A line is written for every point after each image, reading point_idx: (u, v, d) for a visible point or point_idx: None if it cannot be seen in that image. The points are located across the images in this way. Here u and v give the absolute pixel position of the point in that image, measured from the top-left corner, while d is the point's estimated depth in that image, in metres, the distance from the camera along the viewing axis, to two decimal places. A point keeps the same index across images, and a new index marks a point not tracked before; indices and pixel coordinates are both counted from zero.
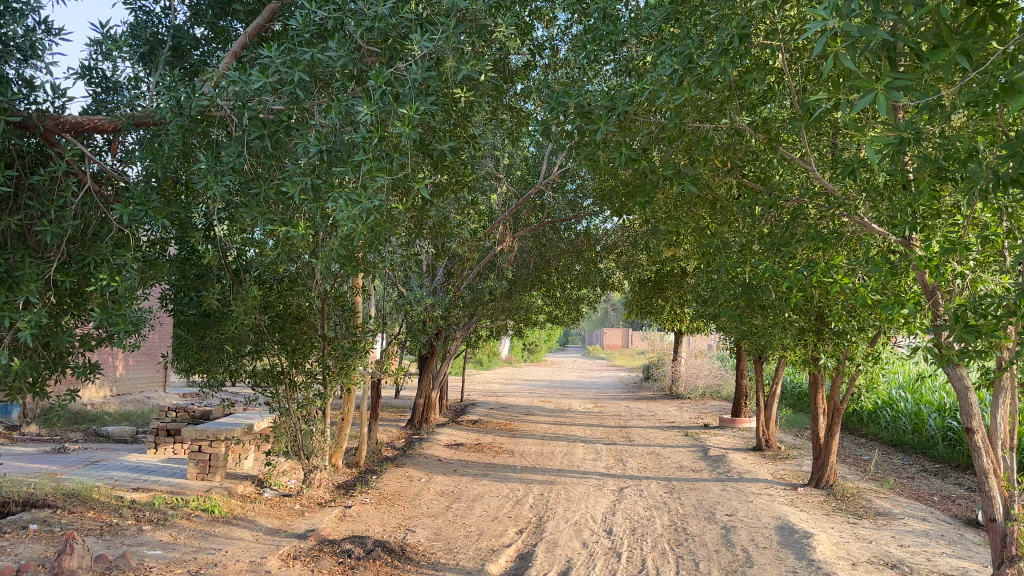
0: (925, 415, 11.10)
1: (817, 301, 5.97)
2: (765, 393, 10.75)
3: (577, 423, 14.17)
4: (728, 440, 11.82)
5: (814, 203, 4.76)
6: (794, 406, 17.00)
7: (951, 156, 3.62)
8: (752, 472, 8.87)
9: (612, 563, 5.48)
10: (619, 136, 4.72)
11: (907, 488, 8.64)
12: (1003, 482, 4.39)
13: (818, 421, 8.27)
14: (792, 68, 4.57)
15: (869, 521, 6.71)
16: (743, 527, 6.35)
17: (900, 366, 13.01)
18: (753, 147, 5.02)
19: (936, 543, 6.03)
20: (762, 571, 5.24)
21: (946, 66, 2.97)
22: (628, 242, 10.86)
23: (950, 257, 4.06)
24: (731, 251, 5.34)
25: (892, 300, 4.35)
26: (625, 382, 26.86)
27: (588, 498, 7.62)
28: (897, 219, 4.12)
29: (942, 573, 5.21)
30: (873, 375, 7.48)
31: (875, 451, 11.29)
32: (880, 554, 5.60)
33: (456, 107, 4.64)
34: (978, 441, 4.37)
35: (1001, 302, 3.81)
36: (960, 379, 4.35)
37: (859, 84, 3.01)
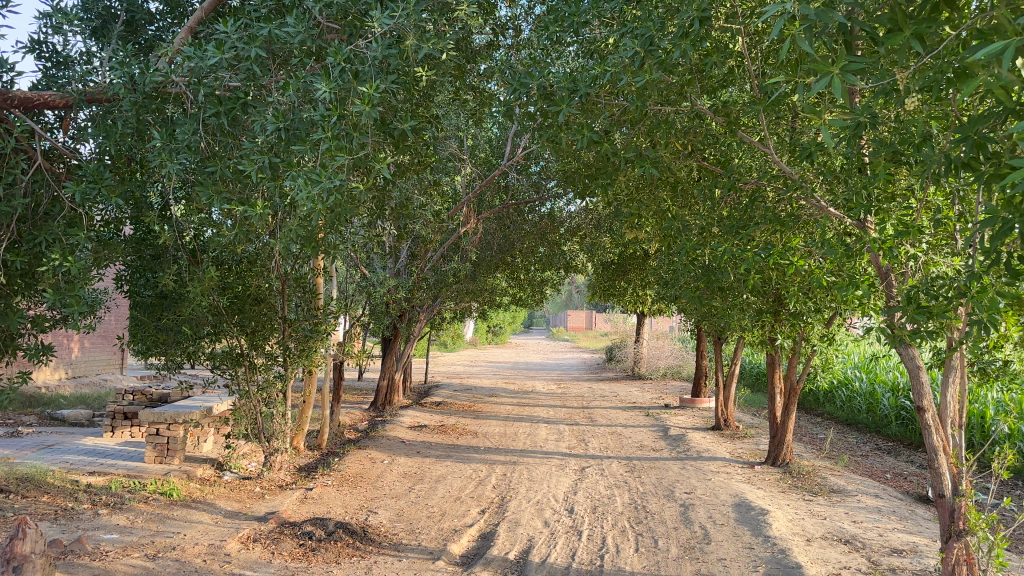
0: (879, 395, 11.35)
1: (774, 283, 6.03)
2: (724, 374, 10.89)
3: (540, 404, 14.26)
4: (688, 419, 11.98)
5: (773, 186, 4.82)
6: (752, 386, 17.32)
7: (905, 140, 3.68)
8: (710, 451, 9.02)
9: (572, 541, 5.54)
10: (581, 118, 4.71)
11: (861, 465, 8.86)
12: (952, 460, 4.50)
13: (776, 400, 8.39)
14: (752, 52, 4.59)
15: (824, 498, 6.86)
16: (701, 505, 6.46)
17: (856, 347, 13.28)
18: (713, 130, 5.05)
19: (888, 519, 6.19)
20: (720, 548, 5.34)
21: (900, 51, 3.02)
22: (592, 224, 10.86)
23: (903, 240, 4.14)
24: (692, 233, 5.35)
25: (847, 281, 4.42)
26: (587, 363, 27.17)
27: (550, 478, 7.69)
28: (853, 202, 4.18)
29: (893, 548, 5.34)
30: (829, 355, 7.63)
31: (830, 430, 11.56)
32: (833, 530, 5.72)
33: (417, 87, 4.58)
34: (928, 419, 4.47)
35: (951, 285, 3.89)
36: (912, 359, 4.44)
37: (815, 68, 3.04)
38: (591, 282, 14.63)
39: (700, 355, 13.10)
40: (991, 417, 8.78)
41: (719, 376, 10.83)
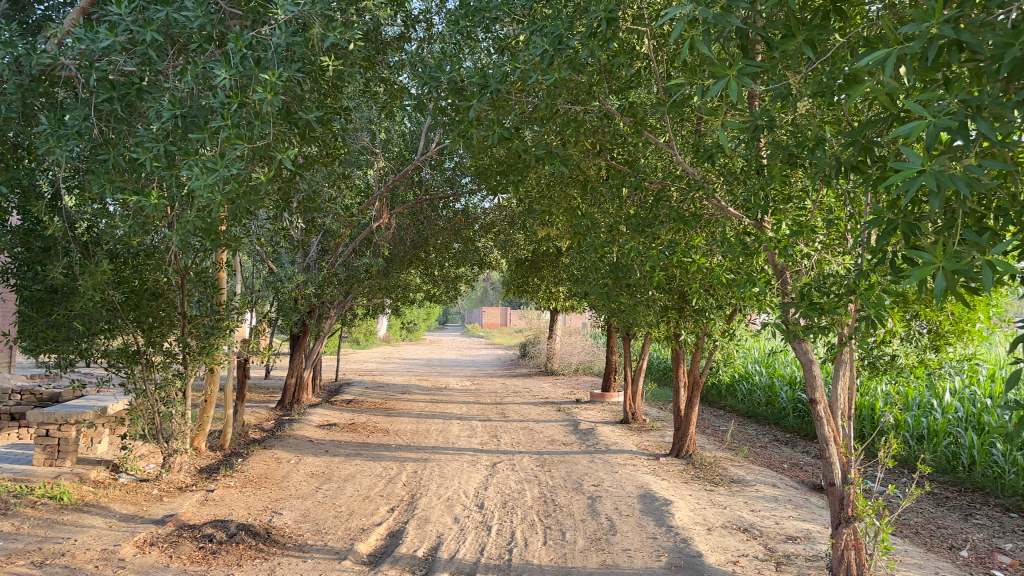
0: (778, 388, 11.82)
1: (679, 280, 6.19)
2: (632, 369, 11.12)
3: (452, 400, 14.24)
4: (598, 414, 12.19)
5: (677, 186, 4.94)
6: (659, 380, 17.78)
7: (800, 143, 3.84)
8: (618, 444, 9.20)
9: (481, 537, 5.55)
10: (491, 114, 4.71)
11: (760, 456, 9.21)
12: (842, 450, 4.71)
13: (680, 394, 8.61)
14: (658, 54, 4.69)
15: (724, 487, 7.10)
16: (608, 497, 6.58)
17: (757, 342, 13.79)
18: (621, 130, 5.13)
19: (783, 507, 6.45)
20: (625, 538, 5.44)
21: (794, 56, 3.14)
22: (505, 221, 10.91)
23: (797, 239, 4.31)
24: (600, 231, 5.43)
25: (746, 278, 4.58)
26: (501, 359, 27.31)
27: (461, 474, 7.69)
28: (752, 202, 4.33)
29: (787, 535, 5.57)
30: (731, 350, 7.89)
31: (732, 423, 11.97)
32: (732, 519, 5.93)
33: (324, 77, 4.49)
34: (820, 411, 4.67)
35: (841, 283, 4.07)
36: (805, 353, 4.64)
37: (714, 70, 3.12)
38: (505, 279, 14.70)
39: (610, 350, 13.35)
40: (879, 409, 9.26)
41: (628, 370, 11.05)
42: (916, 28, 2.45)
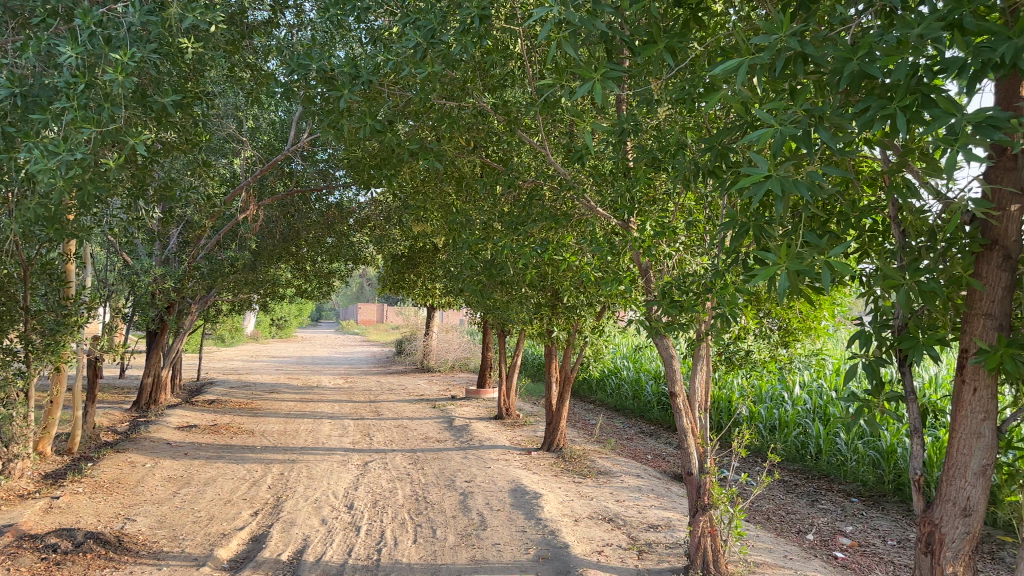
0: (644, 382, 12.27)
1: (550, 278, 6.30)
2: (506, 365, 11.24)
3: (324, 399, 13.93)
4: (472, 410, 12.25)
5: (549, 185, 5.01)
6: (533, 376, 18.08)
7: (664, 147, 3.99)
8: (491, 440, 9.27)
9: (350, 537, 5.46)
10: (362, 106, 4.62)
11: (627, 448, 9.53)
12: (699, 441, 4.93)
13: (552, 389, 8.77)
14: (530, 54, 4.74)
15: (592, 479, 7.30)
16: (479, 492, 6.62)
17: (626, 339, 14.26)
18: (495, 127, 5.15)
19: (646, 496, 6.70)
20: (494, 532, 5.50)
21: (655, 62, 3.25)
22: (380, 215, 10.77)
23: (660, 240, 4.48)
24: (474, 228, 5.44)
25: (613, 276, 4.72)
26: (375, 356, 26.98)
27: (330, 474, 7.53)
28: (619, 203, 4.45)
29: (650, 523, 5.79)
30: (600, 346, 8.12)
31: (601, 416, 12.33)
32: (599, 510, 6.10)
33: (183, 59, 4.28)
34: (679, 403, 4.88)
35: (700, 281, 4.25)
36: (665, 348, 4.83)
37: (580, 72, 3.19)
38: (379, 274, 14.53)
39: (486, 346, 13.42)
40: (736, 401, 9.78)
41: (502, 367, 11.16)
42: (765, 40, 2.59)
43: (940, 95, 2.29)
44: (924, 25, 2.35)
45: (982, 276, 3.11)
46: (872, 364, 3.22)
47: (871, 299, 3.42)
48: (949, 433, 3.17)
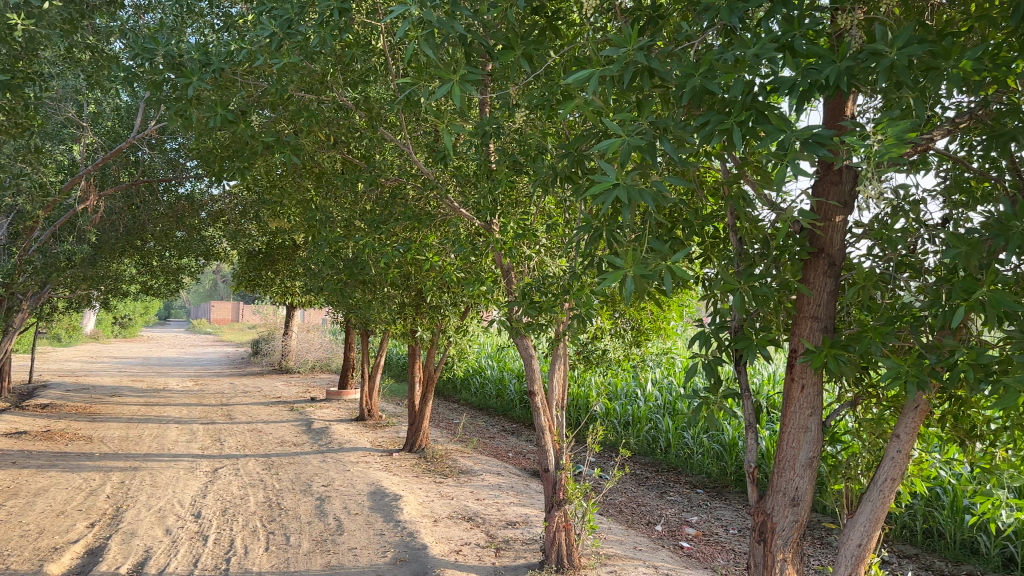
0: (507, 381, 12.46)
1: (413, 278, 6.26)
2: (368, 365, 11.10)
3: (172, 402, 13.24)
4: (332, 412, 12.01)
5: (413, 184, 4.97)
6: (397, 376, 17.95)
7: (524, 150, 4.05)
8: (351, 442, 9.13)
9: (196, 547, 5.23)
10: (214, 96, 4.42)
11: (488, 447, 9.63)
12: (556, 438, 5.04)
13: (414, 389, 8.74)
14: (393, 51, 4.69)
15: (453, 479, 7.33)
16: (337, 496, 6.50)
17: (490, 338, 14.41)
18: (357, 124, 5.05)
19: (506, 494, 6.80)
20: (351, 537, 5.41)
21: (513, 67, 3.28)
22: (235, 210, 10.37)
23: (521, 242, 4.55)
24: (334, 225, 5.32)
25: (475, 278, 4.75)
26: (232, 357, 25.93)
27: (177, 482, 7.18)
28: (481, 205, 4.47)
29: (508, 521, 5.88)
30: (462, 346, 8.16)
31: (464, 415, 12.41)
32: (458, 509, 6.13)
33: (9, 36, 3.94)
34: (538, 401, 4.94)
35: (559, 283, 4.34)
36: (524, 347, 4.90)
37: (439, 73, 3.17)
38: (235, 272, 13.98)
39: (348, 347, 13.23)
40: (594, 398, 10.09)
41: (364, 367, 11.02)
42: (614, 53, 2.66)
43: (774, 112, 2.46)
44: (758, 46, 2.48)
45: (811, 282, 3.35)
46: (712, 364, 3.39)
47: (714, 301, 3.59)
48: (781, 428, 3.38)
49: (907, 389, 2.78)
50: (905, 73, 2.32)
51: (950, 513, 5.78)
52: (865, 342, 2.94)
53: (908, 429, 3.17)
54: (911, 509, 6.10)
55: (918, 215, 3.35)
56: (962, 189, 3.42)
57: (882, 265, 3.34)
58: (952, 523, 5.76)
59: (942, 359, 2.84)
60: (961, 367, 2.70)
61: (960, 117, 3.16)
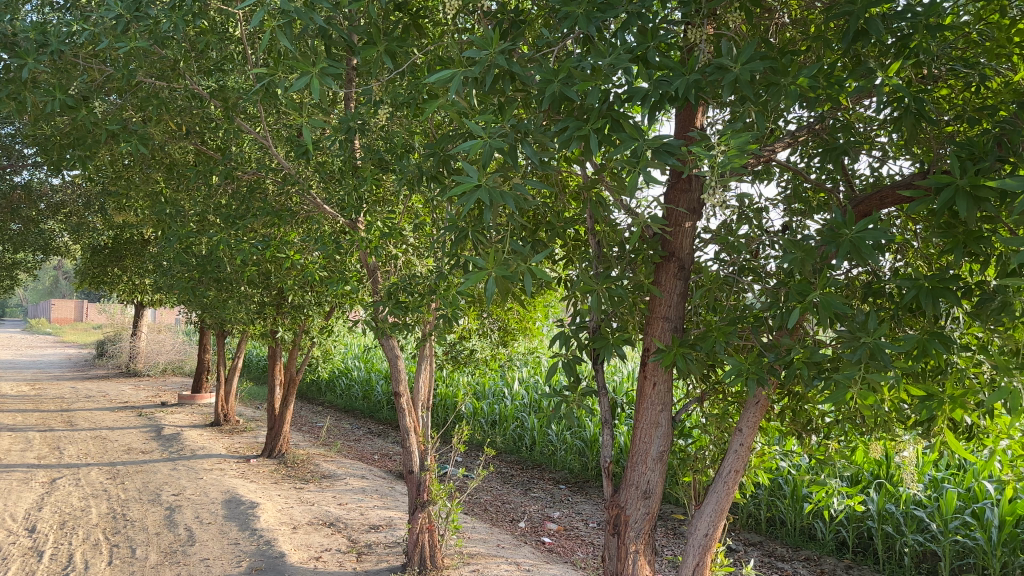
0: (374, 382, 12.32)
1: (273, 276, 6.05)
2: (226, 367, 10.70)
3: (4, 409, 12.24)
4: (185, 417, 11.47)
5: (273, 179, 4.79)
6: (259, 379, 17.38)
7: (388, 147, 3.99)
8: (205, 449, 8.74)
9: (29, 564, 4.87)
10: (51, 78, 4.09)
11: (352, 450, 9.47)
12: (420, 439, 5.01)
13: (274, 393, 8.51)
14: (252, 41, 4.50)
15: (314, 484, 7.18)
16: (188, 505, 6.21)
17: (358, 339, 14.18)
18: (213, 114, 4.82)
19: (369, 498, 6.73)
20: (203, 548, 5.20)
21: (375, 64, 3.21)
22: (80, 202, 9.72)
23: (386, 241, 4.50)
24: (187, 220, 5.05)
25: (339, 277, 4.67)
26: (77, 359, 24.28)
27: (8, 495, 6.63)
28: (345, 202, 4.36)
29: (370, 525, 5.84)
30: (326, 347, 7.99)
31: (328, 418, 12.17)
32: (319, 515, 6.03)
33: None
34: (404, 402, 4.87)
35: (425, 282, 4.31)
36: (389, 347, 4.84)
37: (296, 65, 3.05)
38: (78, 268, 13.10)
39: (204, 348, 12.70)
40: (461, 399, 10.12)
41: (221, 370, 10.62)
42: (476, 54, 2.59)
43: (628, 120, 2.50)
44: (613, 57, 2.49)
45: (662, 284, 3.48)
46: (571, 363, 3.43)
47: (574, 301, 3.64)
48: (634, 424, 3.48)
49: (747, 385, 2.93)
50: (747, 88, 2.43)
51: (790, 501, 6.17)
52: (710, 340, 3.05)
53: (750, 422, 3.35)
54: (756, 499, 6.48)
55: (761, 221, 3.56)
56: (800, 198, 3.65)
57: (727, 269, 3.51)
58: (792, 511, 6.16)
59: (779, 357, 2.99)
60: (795, 364, 2.88)
61: (798, 130, 3.38)
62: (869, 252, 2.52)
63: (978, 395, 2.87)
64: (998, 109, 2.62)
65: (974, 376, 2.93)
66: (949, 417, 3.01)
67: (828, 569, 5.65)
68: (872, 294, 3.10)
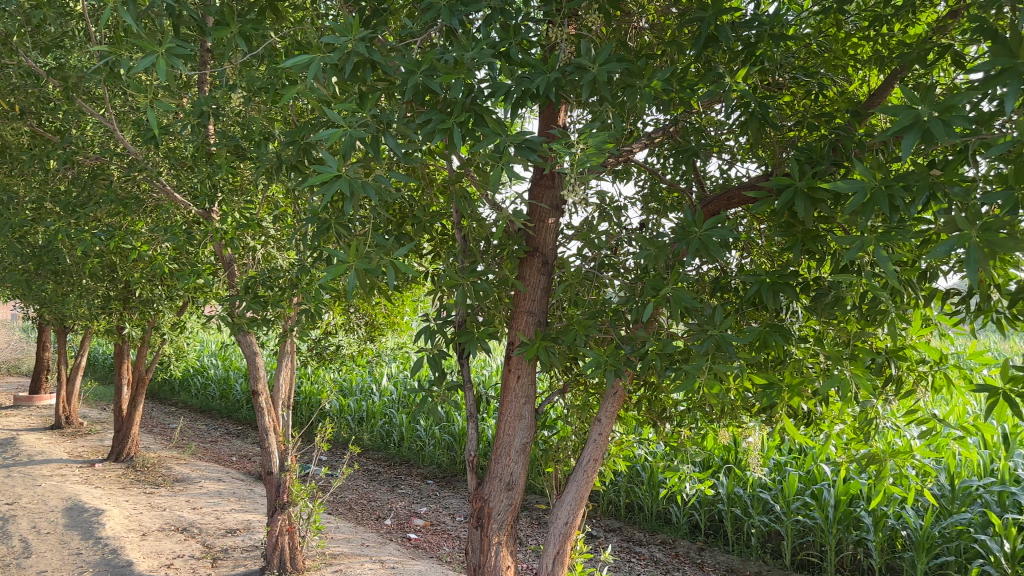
0: (232, 380, 11.89)
1: (118, 269, 5.71)
2: (68, 367, 10.05)
3: None
4: (21, 420, 10.66)
5: (119, 165, 4.51)
6: (106, 379, 16.40)
7: (246, 133, 3.84)
8: (43, 454, 8.17)
9: None
10: None
11: (209, 451, 9.11)
12: (281, 438, 4.87)
13: (121, 393, 8.14)
14: (94, 16, 4.22)
15: (166, 488, 6.90)
16: (23, 516, 5.86)
17: (216, 336, 13.64)
18: (51, 93, 4.48)
19: (226, 501, 6.56)
20: (42, 559, 5.07)
21: (228, 46, 3.07)
22: None
23: (243, 232, 4.34)
24: (19, 207, 4.68)
25: (191, 269, 4.47)
26: None
27: None
28: (199, 190, 4.17)
29: (226, 530, 5.76)
30: (180, 344, 7.63)
31: (181, 419, 11.64)
32: (171, 520, 5.88)
33: None
34: (262, 401, 4.72)
35: (284, 276, 4.19)
36: (248, 344, 4.67)
37: (140, 42, 2.87)
38: None
39: (42, 346, 11.86)
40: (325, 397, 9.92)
41: (62, 369, 10.00)
42: (334, 40, 2.43)
43: (490, 115, 2.42)
44: (476, 50, 2.39)
45: (526, 279, 3.48)
46: (435, 358, 3.38)
47: (439, 295, 3.59)
48: (499, 416, 3.46)
49: (606, 378, 2.99)
50: (604, 88, 2.38)
51: (648, 487, 6.43)
52: (571, 333, 3.07)
53: (608, 413, 3.45)
54: (616, 486, 6.73)
55: (620, 219, 3.66)
56: (656, 197, 3.80)
57: (589, 264, 3.55)
58: (649, 497, 6.42)
59: (635, 350, 3.05)
60: (649, 356, 2.96)
61: (654, 131, 3.48)
62: (716, 249, 2.64)
63: (813, 383, 3.07)
64: (834, 116, 2.81)
65: (810, 365, 3.13)
66: (788, 403, 3.21)
67: (682, 551, 5.92)
68: (720, 289, 3.27)
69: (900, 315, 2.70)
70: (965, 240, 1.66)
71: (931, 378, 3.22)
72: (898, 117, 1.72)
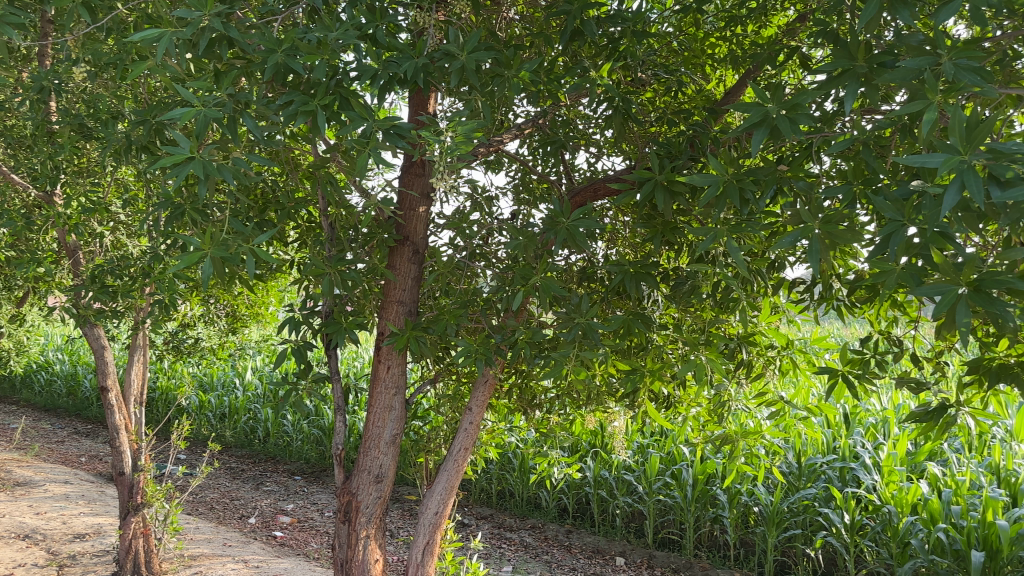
0: (81, 377, 11.12)
1: None
2: None
3: None
4: None
5: None
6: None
7: (91, 111, 3.57)
8: None
9: None
10: None
11: (54, 453, 8.48)
12: (133, 437, 4.61)
13: None
14: None
15: (4, 494, 6.38)
16: None
17: (62, 329, 12.70)
18: None
19: (74, 504, 6.13)
20: None
21: (69, 16, 2.83)
22: None
23: (88, 217, 4.05)
24: None
25: (29, 257, 4.12)
26: None
27: None
28: (37, 171, 3.85)
29: (74, 535, 5.38)
30: (20, 338, 7.06)
31: (23, 419, 10.78)
32: (10, 528, 5.43)
33: None
34: (111, 399, 4.47)
35: (135, 265, 3.94)
36: (95, 339, 4.38)
37: None
38: None
39: None
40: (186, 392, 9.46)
41: None
42: (187, 14, 2.27)
43: (356, 99, 2.33)
44: (341, 31, 2.31)
45: (396, 268, 3.40)
46: (299, 350, 3.26)
47: (304, 285, 3.45)
48: (368, 408, 3.39)
49: (477, 367, 2.96)
50: (474, 77, 2.35)
51: (518, 474, 6.52)
52: (442, 323, 3.02)
53: (479, 402, 3.45)
54: (487, 474, 6.80)
55: (490, 209, 3.66)
56: (527, 188, 3.84)
57: (460, 254, 3.51)
58: (520, 483, 6.51)
59: (505, 339, 3.05)
60: (519, 344, 2.96)
61: (524, 122, 3.50)
62: (582, 239, 2.69)
63: (673, 369, 3.19)
64: (693, 113, 2.93)
65: (671, 351, 3.25)
66: (651, 388, 3.32)
67: (551, 535, 6.05)
68: (586, 279, 3.35)
69: (752, 304, 2.85)
70: (808, 231, 1.77)
71: (780, 363, 3.43)
72: (748, 114, 1.81)
